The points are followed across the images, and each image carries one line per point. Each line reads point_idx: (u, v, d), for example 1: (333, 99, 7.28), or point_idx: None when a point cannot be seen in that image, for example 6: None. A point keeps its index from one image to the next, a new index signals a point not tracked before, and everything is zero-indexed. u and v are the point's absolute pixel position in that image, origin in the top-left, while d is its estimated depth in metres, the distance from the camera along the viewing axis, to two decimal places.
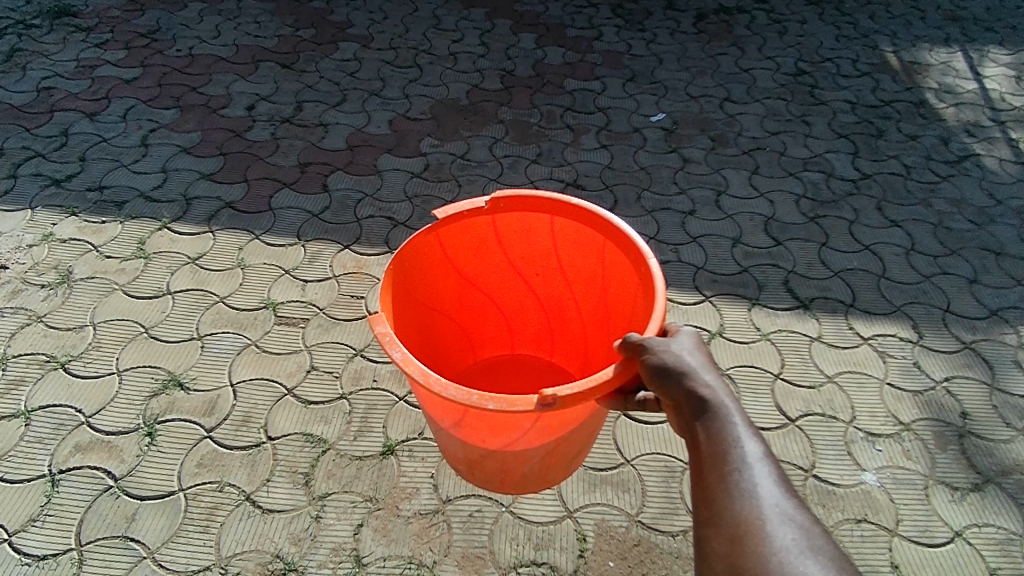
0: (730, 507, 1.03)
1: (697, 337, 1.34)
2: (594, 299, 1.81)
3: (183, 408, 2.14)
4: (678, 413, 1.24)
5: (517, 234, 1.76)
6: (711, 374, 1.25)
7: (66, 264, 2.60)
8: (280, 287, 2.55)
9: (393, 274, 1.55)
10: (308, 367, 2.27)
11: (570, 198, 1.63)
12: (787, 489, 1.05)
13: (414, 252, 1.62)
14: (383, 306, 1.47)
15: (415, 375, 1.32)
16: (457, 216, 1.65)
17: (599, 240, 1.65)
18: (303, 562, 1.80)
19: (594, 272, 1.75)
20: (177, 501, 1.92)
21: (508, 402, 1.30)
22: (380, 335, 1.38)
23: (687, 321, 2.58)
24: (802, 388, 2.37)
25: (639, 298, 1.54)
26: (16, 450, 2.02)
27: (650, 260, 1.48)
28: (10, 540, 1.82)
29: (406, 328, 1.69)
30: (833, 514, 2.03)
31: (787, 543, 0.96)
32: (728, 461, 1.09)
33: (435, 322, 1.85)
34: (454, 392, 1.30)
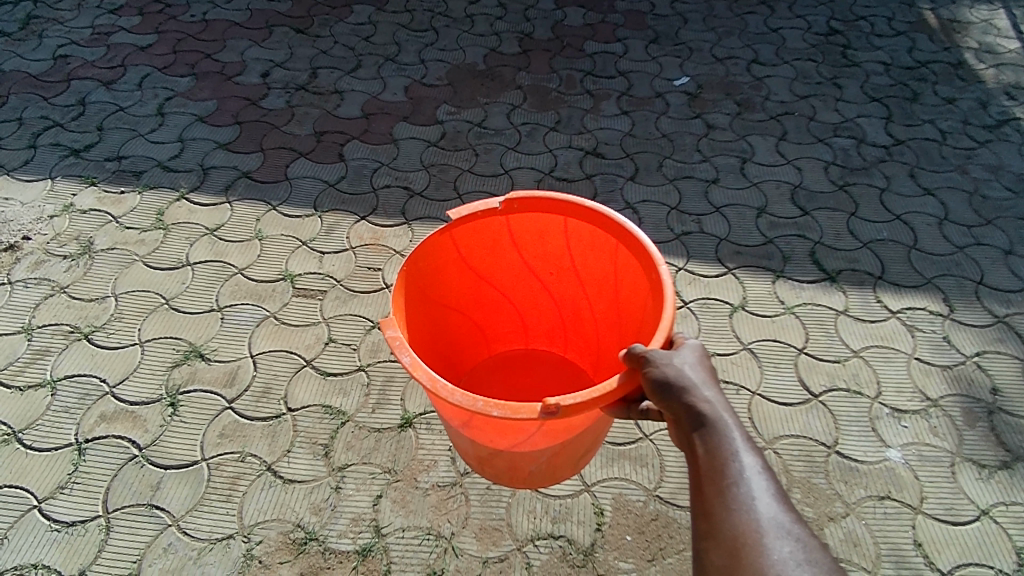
0: (729, 521, 1.00)
1: (700, 349, 1.31)
2: (607, 301, 1.76)
3: (204, 378, 2.16)
4: (678, 426, 1.21)
5: (530, 234, 1.72)
6: (711, 388, 1.22)
7: (87, 235, 2.61)
8: (298, 258, 2.54)
9: (405, 276, 1.53)
10: (327, 339, 2.27)
11: (584, 201, 1.58)
12: (787, 502, 1.02)
13: (426, 253, 1.59)
14: (394, 308, 1.45)
15: (421, 379, 1.30)
16: (470, 217, 1.62)
17: (612, 243, 1.60)
18: (323, 531, 1.83)
19: (607, 273, 1.70)
20: (201, 471, 1.95)
21: (513, 408, 1.28)
22: (391, 339, 1.36)
23: (709, 294, 2.53)
24: (826, 363, 2.32)
25: (650, 304, 1.50)
26: (43, 418, 2.06)
27: (661, 266, 1.44)
28: (40, 507, 1.87)
29: (419, 328, 1.66)
30: (856, 490, 2.00)
31: (787, 558, 0.93)
32: (726, 474, 1.06)
33: (449, 320, 1.82)
34: (460, 398, 1.28)
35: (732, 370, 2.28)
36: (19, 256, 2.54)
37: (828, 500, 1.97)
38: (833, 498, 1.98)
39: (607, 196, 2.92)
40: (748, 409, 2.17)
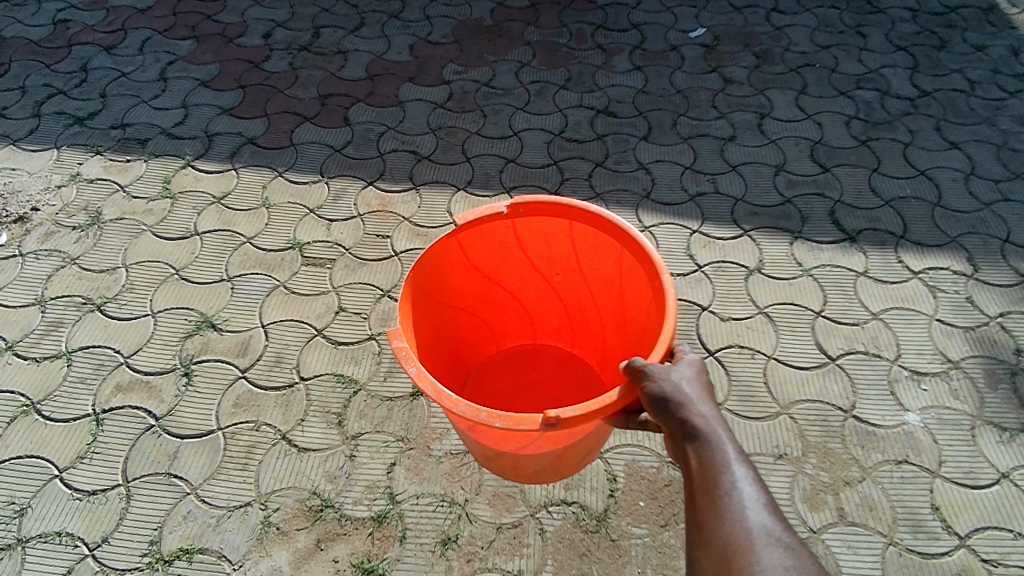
0: (720, 530, 0.99)
1: (700, 364, 1.28)
2: (613, 304, 1.71)
3: (216, 348, 2.17)
4: (673, 441, 1.19)
5: (536, 237, 1.67)
6: (706, 403, 1.20)
7: (95, 205, 2.60)
8: (306, 226, 2.51)
9: (411, 283, 1.49)
10: (337, 308, 2.26)
11: (590, 206, 1.53)
12: (778, 513, 1.01)
13: (432, 259, 1.55)
14: (402, 317, 1.42)
15: (426, 390, 1.27)
16: (476, 221, 1.57)
17: (617, 247, 1.56)
18: (339, 498, 1.85)
19: (612, 276, 1.65)
20: (217, 440, 1.96)
21: (515, 419, 1.25)
22: (397, 349, 1.34)
23: (725, 257, 2.47)
24: (845, 326, 2.28)
25: (653, 311, 1.46)
26: (60, 390, 2.08)
27: (664, 275, 1.39)
28: (61, 476, 1.89)
29: (426, 331, 1.63)
30: (873, 455, 1.98)
31: (777, 565, 0.91)
32: (718, 485, 1.05)
33: (457, 320, 1.78)
34: (463, 408, 1.26)
35: (747, 334, 2.24)
36: (29, 227, 2.53)
37: (845, 465, 1.95)
38: (849, 462, 1.96)
39: (619, 157, 2.84)
40: (763, 374, 2.14)
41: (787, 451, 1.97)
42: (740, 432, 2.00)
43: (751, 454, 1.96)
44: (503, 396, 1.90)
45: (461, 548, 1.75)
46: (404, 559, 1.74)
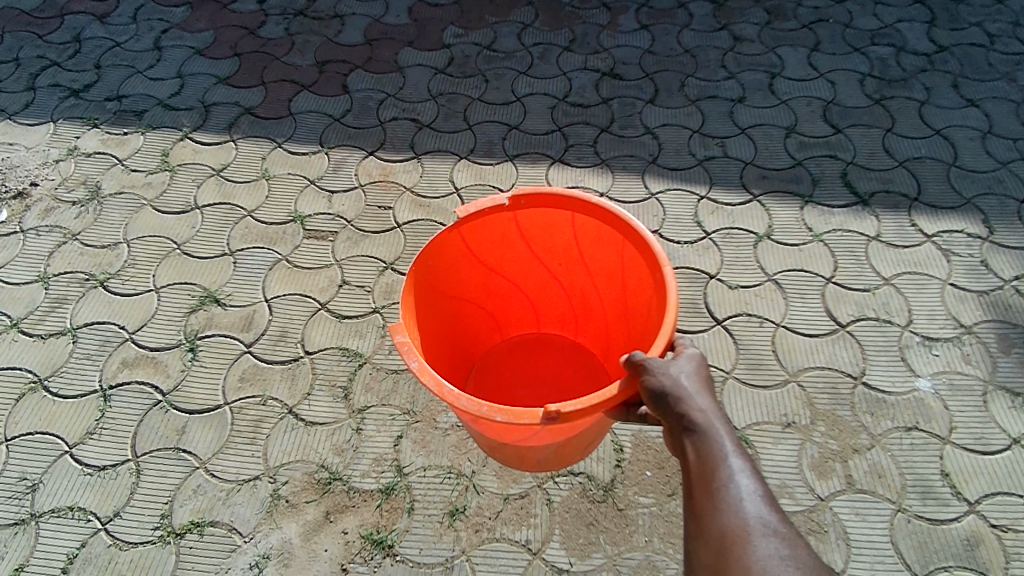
0: (717, 521, 1.02)
1: (699, 358, 1.28)
2: (617, 295, 1.66)
3: (220, 323, 2.16)
4: (672, 434, 1.21)
5: (539, 229, 1.63)
6: (704, 397, 1.21)
7: (94, 179, 2.57)
8: (307, 198, 2.48)
9: (412, 276, 1.46)
10: (340, 281, 2.24)
11: (592, 197, 1.49)
12: (774, 503, 1.03)
13: (433, 252, 1.52)
14: (404, 312, 1.40)
15: (429, 385, 1.25)
16: (477, 214, 1.53)
17: (619, 239, 1.52)
18: (346, 471, 1.85)
19: (615, 267, 1.61)
20: (224, 414, 1.96)
21: (517, 413, 1.23)
22: (399, 344, 1.32)
23: (733, 223, 2.42)
24: (856, 292, 2.24)
25: (655, 304, 1.43)
26: (67, 367, 2.08)
27: (666, 267, 1.36)
28: (71, 452, 1.91)
29: (429, 323, 1.60)
30: (882, 422, 1.96)
31: (773, 555, 0.94)
32: (717, 478, 1.07)
33: (460, 311, 1.74)
34: (465, 402, 1.24)
35: (755, 302, 2.20)
36: (29, 203, 2.51)
37: (854, 433, 1.94)
38: (858, 430, 1.94)
39: (625, 121, 2.77)
40: (772, 342, 2.11)
41: (795, 419, 1.96)
42: (747, 401, 1.98)
43: (759, 423, 1.95)
44: (507, 385, 1.86)
45: (468, 519, 1.76)
46: (412, 530, 1.74)
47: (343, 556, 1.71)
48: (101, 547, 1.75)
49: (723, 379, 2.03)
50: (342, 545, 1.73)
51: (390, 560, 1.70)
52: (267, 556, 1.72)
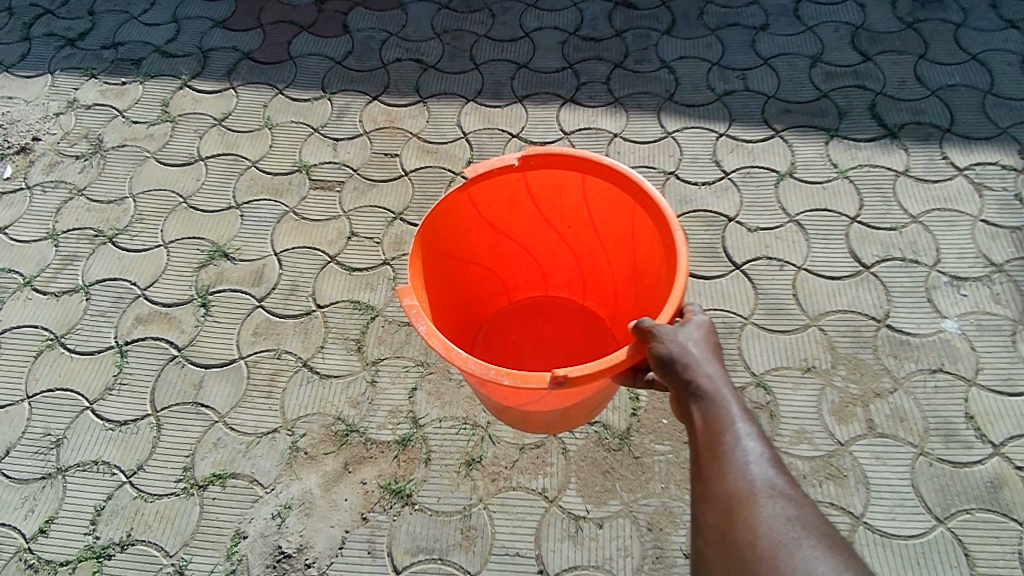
0: (724, 484, 1.03)
1: (708, 324, 1.25)
2: (627, 260, 1.60)
3: (231, 278, 2.14)
4: (677, 399, 1.19)
5: (549, 190, 1.56)
6: (712, 361, 1.18)
7: (96, 132, 2.52)
8: (311, 147, 2.42)
9: (420, 238, 1.41)
10: (349, 233, 2.19)
11: (604, 158, 1.42)
12: (780, 464, 1.04)
13: (442, 214, 1.46)
14: (411, 274, 1.36)
15: (436, 348, 1.22)
16: (486, 174, 1.47)
17: (629, 202, 1.45)
18: (363, 423, 1.84)
19: (624, 231, 1.55)
20: (240, 368, 1.96)
21: (523, 377, 1.19)
22: (407, 307, 1.28)
23: (754, 161, 2.33)
24: (882, 231, 2.16)
25: (665, 270, 1.37)
26: (83, 324, 2.07)
27: (676, 231, 1.30)
28: (92, 407, 1.91)
29: (438, 287, 1.55)
30: (905, 365, 1.91)
31: (780, 517, 0.96)
32: (724, 442, 1.07)
33: (470, 274, 1.69)
34: (473, 366, 1.21)
35: (776, 245, 2.13)
36: (33, 158, 2.47)
37: (876, 376, 1.90)
38: (880, 373, 1.90)
39: (640, 55, 2.63)
40: (792, 285, 2.05)
41: (816, 364, 1.92)
42: (767, 347, 1.94)
43: (779, 368, 1.91)
44: (516, 348, 1.83)
45: (485, 468, 1.76)
46: (430, 479, 1.75)
47: (362, 506, 1.72)
48: (127, 500, 1.76)
49: (741, 325, 1.98)
50: (361, 494, 1.74)
51: (409, 509, 1.71)
52: (289, 506, 1.73)
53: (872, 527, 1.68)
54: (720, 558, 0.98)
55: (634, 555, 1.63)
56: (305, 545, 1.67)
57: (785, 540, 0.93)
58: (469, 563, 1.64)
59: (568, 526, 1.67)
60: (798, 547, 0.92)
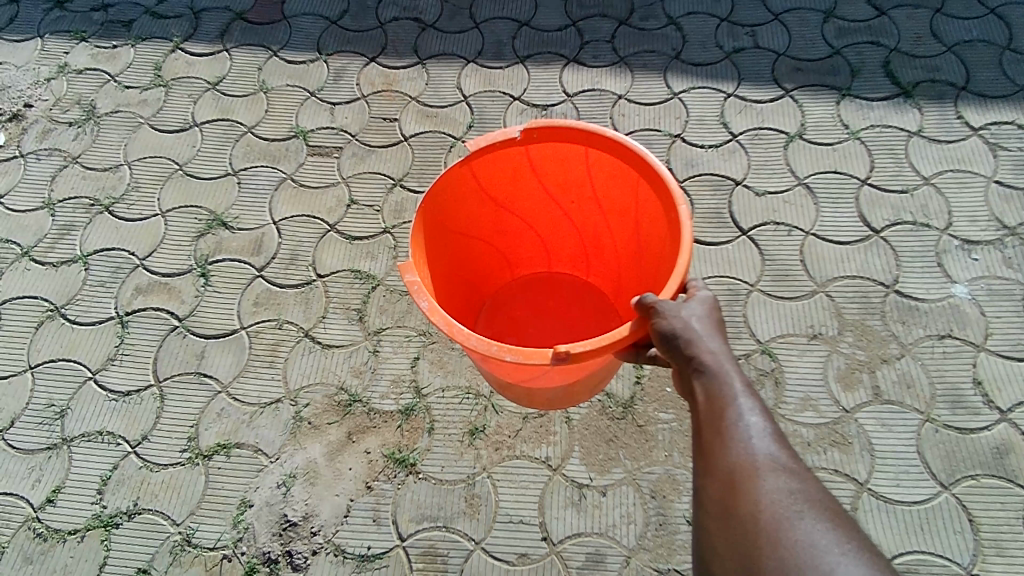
0: (726, 458, 1.02)
1: (711, 301, 1.23)
2: (631, 235, 1.57)
3: (230, 248, 2.11)
4: (679, 376, 1.19)
5: (552, 164, 1.52)
6: (715, 338, 1.17)
7: (89, 98, 2.47)
8: (308, 112, 2.37)
9: (421, 212, 1.38)
10: (349, 201, 2.16)
11: (609, 131, 1.38)
12: (781, 439, 1.04)
13: (443, 188, 1.43)
14: (413, 250, 1.33)
15: (439, 325, 1.20)
16: (488, 148, 1.43)
17: (633, 176, 1.42)
18: (366, 393, 1.84)
19: (628, 206, 1.51)
20: (242, 338, 1.95)
21: (526, 353, 1.18)
22: (410, 284, 1.26)
23: (762, 123, 2.26)
24: (892, 193, 2.11)
25: (669, 246, 1.34)
26: (82, 294, 2.05)
27: (680, 205, 1.27)
28: (95, 378, 1.91)
29: (440, 263, 1.52)
30: (914, 330, 1.89)
31: (782, 491, 0.96)
32: (725, 417, 1.07)
33: (472, 250, 1.66)
34: (475, 342, 1.19)
35: (784, 209, 2.09)
36: (25, 126, 2.42)
37: (883, 343, 1.87)
38: (888, 340, 1.88)
39: (645, 12, 2.54)
40: (800, 251, 2.01)
41: (823, 330, 1.89)
42: (773, 314, 1.92)
43: (785, 334, 1.89)
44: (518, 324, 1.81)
45: (488, 437, 1.76)
46: (433, 449, 1.75)
47: (367, 475, 1.73)
48: (133, 470, 1.77)
49: (747, 292, 1.95)
50: (365, 464, 1.74)
51: (413, 478, 1.72)
52: (294, 475, 1.73)
53: (876, 494, 1.68)
54: (721, 530, 0.97)
55: (638, 522, 1.64)
56: (311, 513, 1.68)
57: (786, 513, 0.93)
58: (473, 530, 1.65)
59: (572, 494, 1.68)
60: (800, 520, 0.92)
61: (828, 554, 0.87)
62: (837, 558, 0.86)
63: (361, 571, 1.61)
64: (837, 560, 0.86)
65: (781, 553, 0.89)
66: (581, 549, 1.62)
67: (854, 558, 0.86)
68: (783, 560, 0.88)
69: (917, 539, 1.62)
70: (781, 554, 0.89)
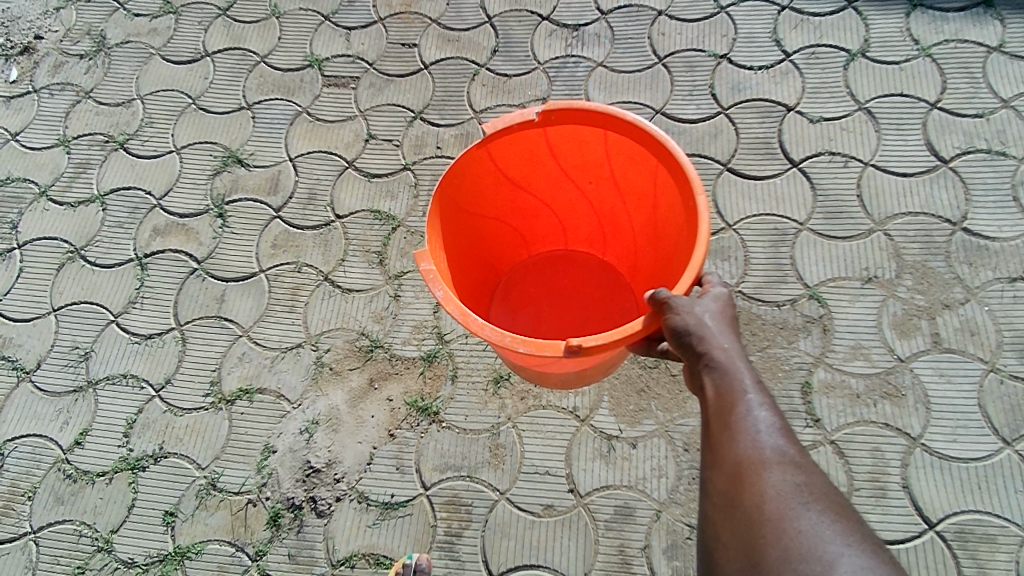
0: (733, 450, 0.96)
1: (726, 297, 1.12)
2: (647, 219, 1.41)
3: (247, 186, 2.03)
4: (689, 371, 1.09)
5: (570, 145, 1.37)
6: (728, 334, 1.07)
7: (98, 28, 2.36)
8: (322, 39, 2.22)
9: (438, 195, 1.25)
10: (366, 136, 2.04)
11: (629, 113, 1.22)
12: (790, 434, 0.98)
13: (460, 172, 1.29)
14: (429, 235, 1.21)
15: (452, 315, 1.10)
16: (505, 130, 1.29)
17: (651, 161, 1.27)
18: (387, 338, 1.77)
19: (646, 188, 1.35)
20: (261, 282, 1.88)
21: (539, 344, 1.07)
22: (425, 273, 1.14)
23: (819, 40, 2.03)
24: (966, 118, 1.88)
25: (685, 236, 1.21)
26: (101, 236, 2.01)
27: (698, 194, 1.13)
28: (117, 322, 1.88)
29: (458, 249, 1.39)
30: (982, 273, 1.71)
31: (789, 483, 0.91)
32: (734, 414, 0.99)
33: (489, 233, 1.51)
34: (489, 333, 1.08)
35: (841, 138, 1.89)
36: (36, 59, 2.33)
37: (946, 286, 1.71)
38: (952, 283, 1.71)
39: None
40: (857, 185, 1.83)
41: (879, 274, 1.73)
42: (824, 255, 1.76)
43: (836, 278, 1.74)
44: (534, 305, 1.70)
45: (513, 386, 1.69)
46: (457, 397, 1.69)
47: (389, 423, 1.68)
48: (158, 414, 1.76)
49: (796, 232, 1.79)
50: (388, 411, 1.69)
51: (436, 426, 1.66)
52: (316, 421, 1.70)
53: (929, 450, 1.56)
54: (727, 522, 0.93)
55: (669, 475, 1.57)
56: (333, 460, 1.66)
57: (792, 507, 0.88)
58: (498, 481, 1.60)
59: (600, 446, 1.60)
60: (806, 511, 0.88)
61: (831, 544, 0.83)
62: (841, 550, 0.82)
63: (384, 519, 1.59)
64: (840, 550, 0.82)
65: (785, 543, 0.85)
66: (610, 502, 1.56)
67: (858, 550, 0.83)
68: (787, 549, 0.84)
69: (972, 498, 1.51)
70: (785, 544, 0.85)
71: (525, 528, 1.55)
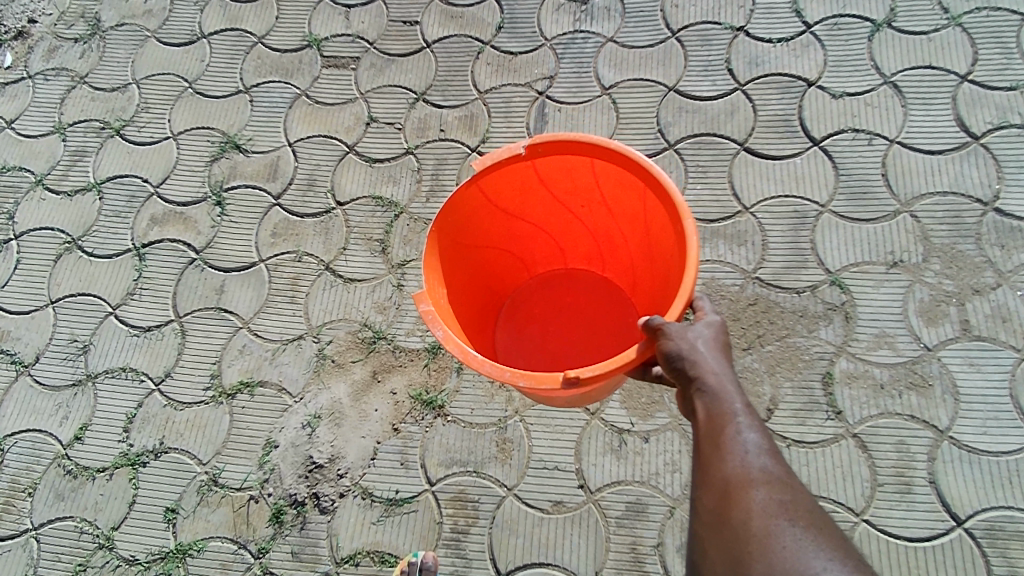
0: (721, 471, 0.90)
1: (720, 323, 1.05)
2: (641, 241, 1.35)
3: (245, 173, 1.96)
4: (681, 396, 1.02)
5: (560, 173, 1.31)
6: (720, 359, 0.99)
7: (93, 11, 2.29)
8: (320, 18, 2.14)
9: (433, 234, 1.19)
10: (367, 119, 1.97)
11: (613, 140, 1.16)
12: (780, 455, 0.91)
13: (452, 211, 1.23)
14: (428, 276, 1.15)
15: (453, 354, 1.04)
16: (494, 166, 1.23)
17: (639, 186, 1.22)
18: (391, 330, 1.71)
19: (636, 210, 1.28)
20: (261, 272, 1.83)
21: (538, 378, 1.01)
22: (426, 314, 1.08)
23: (843, 9, 1.92)
24: (1000, 91, 1.77)
25: (676, 261, 1.15)
26: (98, 225, 1.96)
27: (685, 219, 1.07)
28: (115, 314, 1.84)
29: (460, 283, 1.32)
30: (1015, 256, 1.62)
31: (775, 501, 0.85)
32: (722, 438, 0.92)
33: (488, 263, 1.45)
34: (488, 370, 1.02)
35: (864, 114, 1.79)
36: (30, 44, 2.27)
37: (976, 270, 1.62)
38: (982, 267, 1.62)
39: None
40: (882, 165, 1.73)
41: (905, 258, 1.65)
42: (846, 239, 1.67)
43: (859, 263, 1.65)
44: None
45: None
46: (462, 390, 1.63)
47: (394, 417, 1.63)
48: (158, 408, 1.72)
49: (816, 215, 1.70)
50: (391, 405, 1.64)
51: (442, 420, 1.61)
52: (318, 416, 1.65)
53: (958, 443, 1.48)
54: (715, 544, 0.87)
55: (683, 471, 1.51)
56: (336, 456, 1.61)
57: (777, 528, 0.83)
58: (505, 476, 1.55)
59: (611, 440, 1.54)
60: (791, 527, 0.83)
61: (815, 558, 0.79)
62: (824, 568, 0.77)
63: (389, 516, 1.55)
64: (823, 565, 0.78)
65: (770, 559, 0.80)
66: (621, 498, 1.50)
67: (841, 564, 0.78)
68: (772, 567, 0.80)
69: (1003, 494, 1.44)
70: (770, 560, 0.80)
71: (533, 525, 1.50)
